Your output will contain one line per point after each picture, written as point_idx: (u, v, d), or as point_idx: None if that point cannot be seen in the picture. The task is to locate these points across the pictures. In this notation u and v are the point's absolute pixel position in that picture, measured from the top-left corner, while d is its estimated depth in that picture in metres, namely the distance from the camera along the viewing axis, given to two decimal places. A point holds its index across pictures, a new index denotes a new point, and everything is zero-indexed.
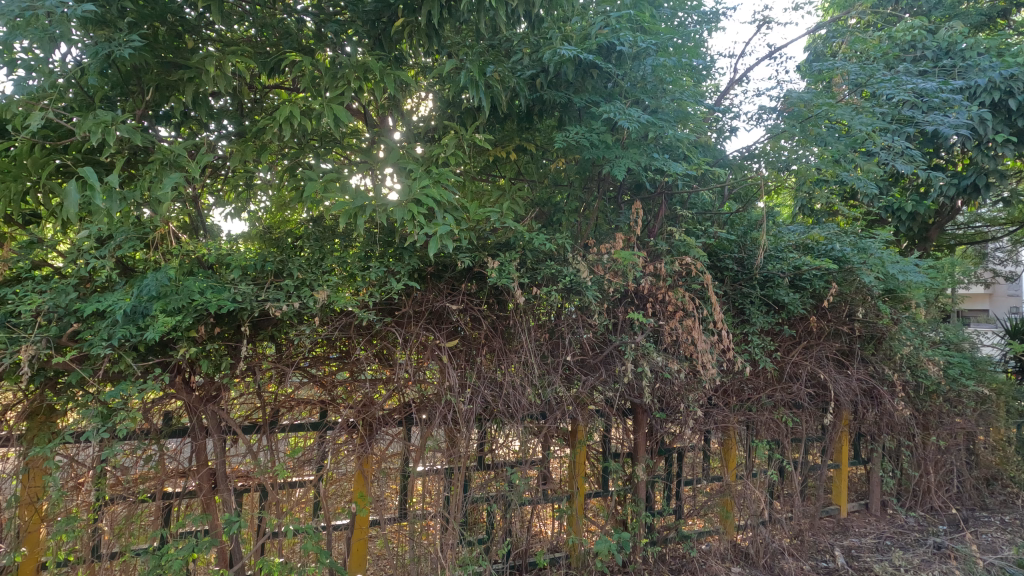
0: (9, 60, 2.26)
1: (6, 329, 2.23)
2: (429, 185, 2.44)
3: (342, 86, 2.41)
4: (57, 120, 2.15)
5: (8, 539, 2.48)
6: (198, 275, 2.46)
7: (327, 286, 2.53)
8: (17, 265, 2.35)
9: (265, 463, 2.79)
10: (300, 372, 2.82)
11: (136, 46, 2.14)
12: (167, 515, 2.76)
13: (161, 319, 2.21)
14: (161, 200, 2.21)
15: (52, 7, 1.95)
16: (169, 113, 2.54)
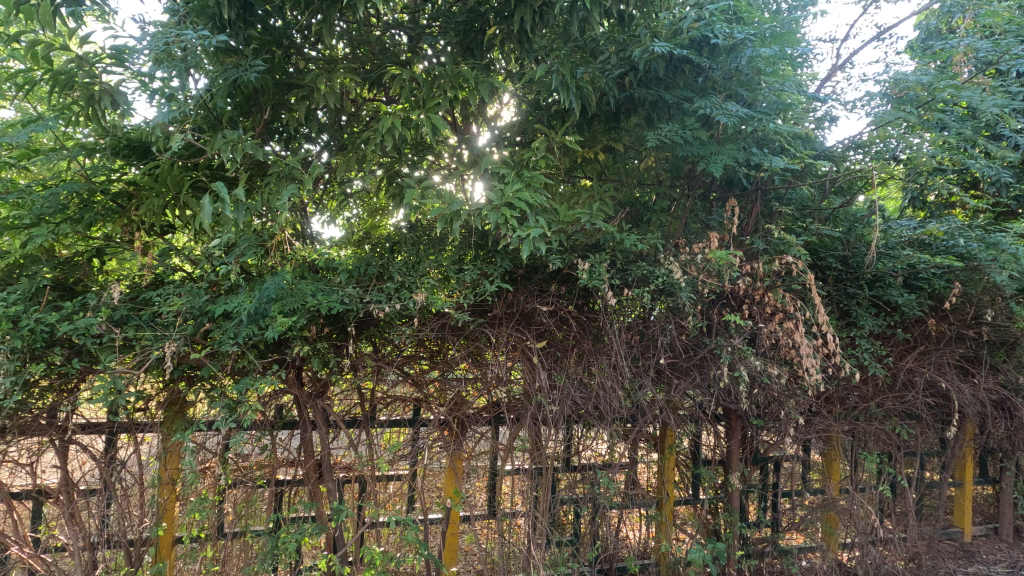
0: (152, 89, 2.55)
1: (152, 328, 2.54)
2: (520, 189, 2.47)
3: (438, 96, 2.52)
4: (193, 141, 2.41)
5: (152, 514, 2.79)
6: (309, 279, 2.65)
7: (424, 287, 2.63)
8: (159, 270, 2.67)
9: (367, 456, 2.94)
10: (395, 370, 2.96)
11: (260, 69, 2.37)
12: (278, 502, 2.96)
13: (280, 320, 2.40)
14: (279, 210, 2.41)
15: (190, 40, 2.18)
16: (280, 129, 2.73)
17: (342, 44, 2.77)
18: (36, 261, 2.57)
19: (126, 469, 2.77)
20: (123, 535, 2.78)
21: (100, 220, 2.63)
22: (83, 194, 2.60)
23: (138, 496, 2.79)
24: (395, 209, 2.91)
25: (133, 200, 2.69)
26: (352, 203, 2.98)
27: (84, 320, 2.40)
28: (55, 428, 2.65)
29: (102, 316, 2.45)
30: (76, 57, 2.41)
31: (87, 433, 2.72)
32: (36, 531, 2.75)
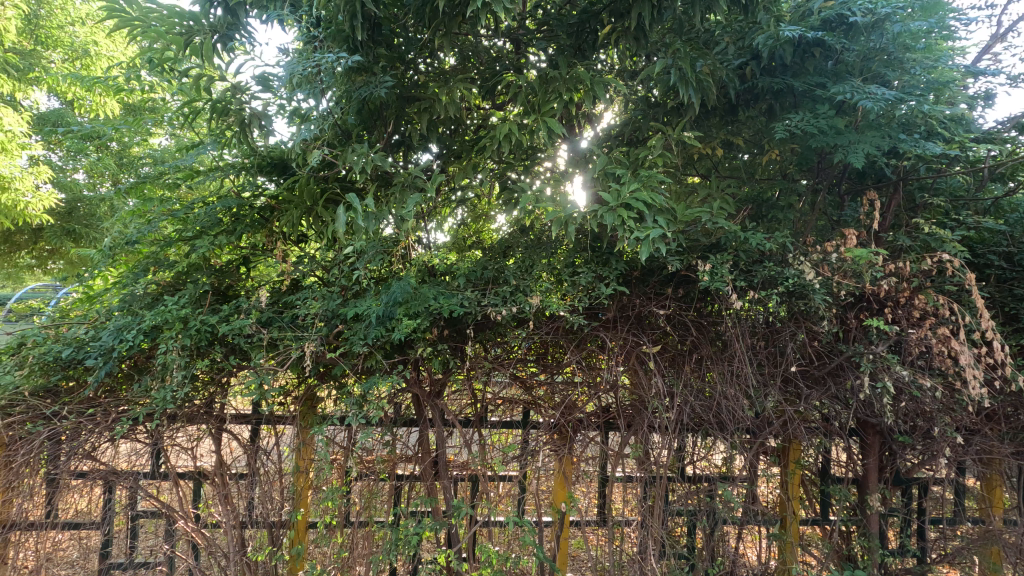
0: (291, 110, 2.78)
1: (293, 329, 2.77)
2: (638, 189, 2.41)
3: (553, 99, 2.52)
4: (328, 156, 2.61)
5: (290, 499, 3.06)
6: (431, 283, 2.77)
7: (539, 291, 2.66)
8: (298, 276, 2.93)
9: (480, 455, 3.02)
10: (503, 371, 2.98)
11: (388, 85, 2.51)
12: (397, 497, 3.10)
13: (405, 322, 2.53)
14: (406, 217, 2.54)
15: (329, 61, 2.35)
16: (400, 140, 2.87)
17: (447, 58, 2.80)
18: (197, 269, 2.90)
19: (269, 456, 3.05)
20: (267, 517, 3.05)
21: (249, 232, 2.93)
22: (235, 209, 2.91)
23: (277, 483, 3.05)
24: (499, 213, 3.00)
25: (275, 214, 2.97)
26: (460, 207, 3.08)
27: (238, 321, 2.68)
28: (213, 418, 2.96)
29: (252, 317, 2.72)
30: (231, 87, 2.73)
31: (237, 423, 3.02)
32: (197, 507, 3.07)
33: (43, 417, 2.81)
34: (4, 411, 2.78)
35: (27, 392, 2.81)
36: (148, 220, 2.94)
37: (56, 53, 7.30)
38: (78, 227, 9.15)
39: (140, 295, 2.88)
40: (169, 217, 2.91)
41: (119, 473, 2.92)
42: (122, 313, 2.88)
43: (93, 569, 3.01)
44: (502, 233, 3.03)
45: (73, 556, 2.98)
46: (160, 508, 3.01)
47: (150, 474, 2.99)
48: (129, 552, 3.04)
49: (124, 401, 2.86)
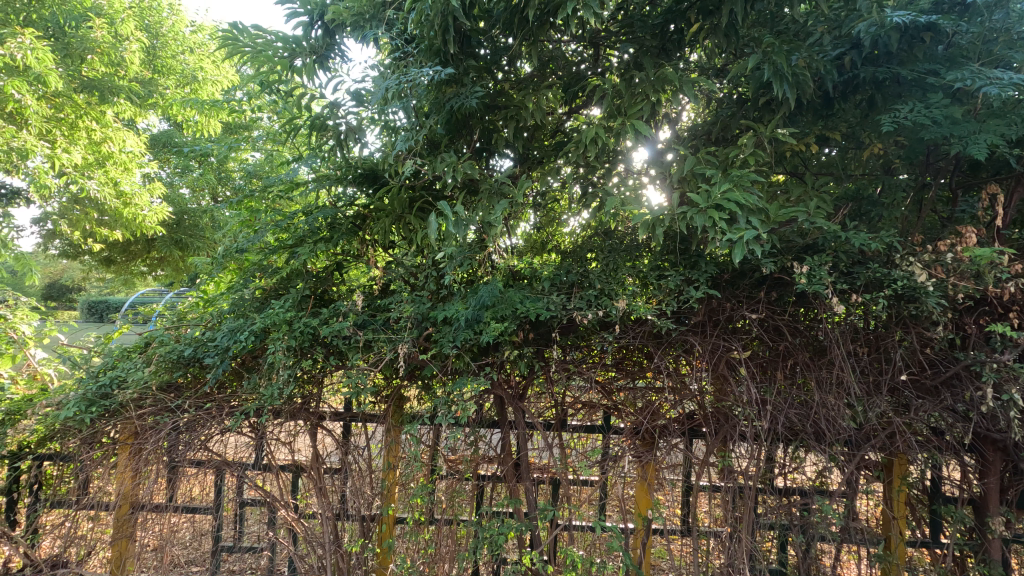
0: (383, 123, 2.92)
1: (387, 331, 2.91)
2: (730, 189, 2.33)
3: (641, 101, 2.51)
4: (419, 166, 2.72)
5: (380, 495, 3.17)
6: (517, 287, 2.83)
7: (625, 294, 2.65)
8: (390, 281, 3.07)
9: (561, 459, 3.00)
10: (580, 377, 2.95)
11: (478, 95, 2.58)
12: (479, 497, 3.14)
13: (494, 325, 2.59)
14: (494, 223, 2.61)
15: (422, 75, 2.45)
16: (485, 148, 2.94)
17: (524, 65, 2.82)
18: (298, 275, 3.10)
19: (359, 453, 3.20)
20: (360, 510, 3.17)
21: (344, 239, 3.09)
22: (332, 219, 3.07)
23: (368, 477, 3.18)
24: (570, 216, 3.10)
25: (367, 222, 3.11)
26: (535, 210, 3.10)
27: (338, 323, 2.84)
28: (312, 414, 3.15)
29: (350, 320, 2.88)
30: (332, 104, 2.96)
31: (333, 420, 3.20)
32: (296, 498, 3.26)
33: (167, 410, 3.11)
34: (136, 403, 3.11)
35: (154, 387, 3.11)
36: (255, 230, 3.17)
37: (169, 81, 8.07)
38: (184, 237, 10.02)
39: (249, 299, 3.13)
40: (273, 227, 3.13)
41: (229, 463, 3.13)
42: (234, 316, 3.13)
43: (206, 550, 3.31)
44: (573, 235, 3.14)
45: (187, 537, 3.23)
46: (264, 497, 3.21)
47: (254, 465, 3.17)
48: (236, 535, 3.33)
49: (236, 397, 3.12)
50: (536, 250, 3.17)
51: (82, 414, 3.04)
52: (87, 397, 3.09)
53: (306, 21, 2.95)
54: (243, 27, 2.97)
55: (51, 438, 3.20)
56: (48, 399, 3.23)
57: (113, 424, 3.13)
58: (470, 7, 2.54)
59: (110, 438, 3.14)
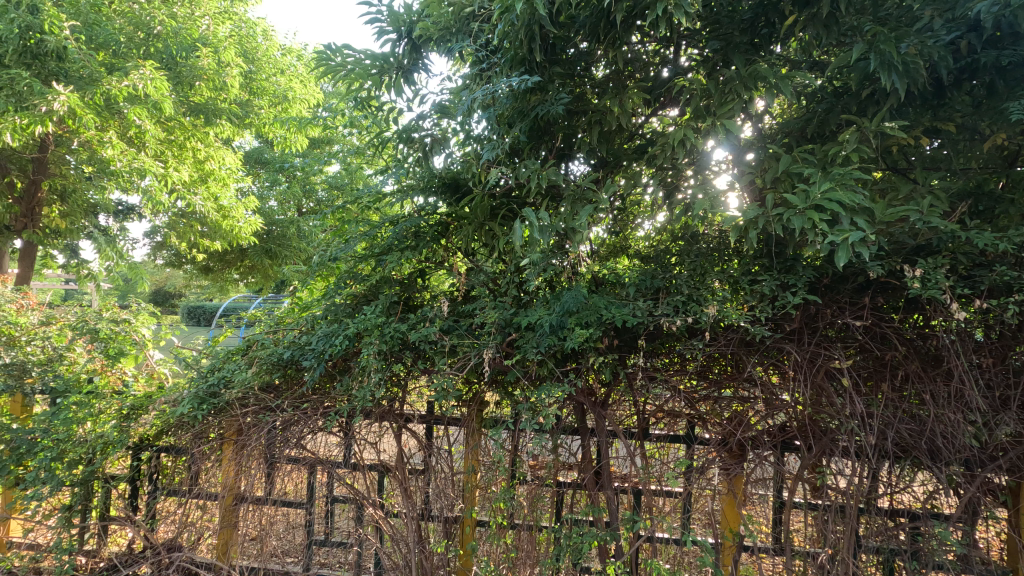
0: (468, 133, 3.00)
1: (472, 337, 2.96)
2: (832, 188, 2.19)
3: (732, 100, 2.42)
4: (504, 174, 2.76)
5: (462, 497, 3.21)
6: (601, 293, 2.81)
7: (715, 300, 2.56)
8: (473, 287, 3.13)
9: (643, 468, 2.90)
10: (664, 385, 2.86)
11: (563, 102, 2.59)
12: (559, 504, 3.10)
13: (579, 331, 2.58)
14: (579, 228, 2.60)
15: (508, 85, 2.48)
16: (566, 155, 2.95)
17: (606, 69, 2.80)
18: (386, 281, 3.23)
19: (441, 456, 3.21)
20: (443, 511, 3.21)
21: (430, 247, 3.19)
22: (417, 228, 3.17)
23: (450, 480, 3.20)
24: (644, 220, 3.09)
25: (450, 229, 3.20)
26: (612, 215, 3.08)
27: (425, 329, 2.93)
28: (399, 416, 3.26)
29: (436, 325, 2.97)
30: (418, 117, 3.10)
31: (418, 421, 3.30)
32: (382, 496, 3.33)
33: (268, 409, 3.32)
34: (241, 403, 3.34)
35: (256, 387, 3.34)
36: (347, 239, 3.33)
37: (263, 101, 8.67)
38: (273, 246, 10.67)
39: (341, 305, 3.30)
40: (363, 237, 3.27)
41: (322, 461, 3.29)
42: (328, 321, 3.30)
43: (299, 543, 3.44)
44: (647, 239, 3.12)
45: (281, 530, 3.39)
46: (353, 494, 3.32)
47: (343, 463, 3.31)
48: (328, 531, 3.46)
49: (329, 398, 3.29)
50: (614, 255, 3.14)
51: (195, 411, 3.31)
52: (198, 395, 3.36)
53: (394, 38, 3.09)
54: (336, 47, 3.17)
55: (167, 432, 3.51)
56: (166, 396, 3.54)
57: (220, 421, 3.38)
58: (555, 14, 2.55)
59: (216, 434, 3.40)
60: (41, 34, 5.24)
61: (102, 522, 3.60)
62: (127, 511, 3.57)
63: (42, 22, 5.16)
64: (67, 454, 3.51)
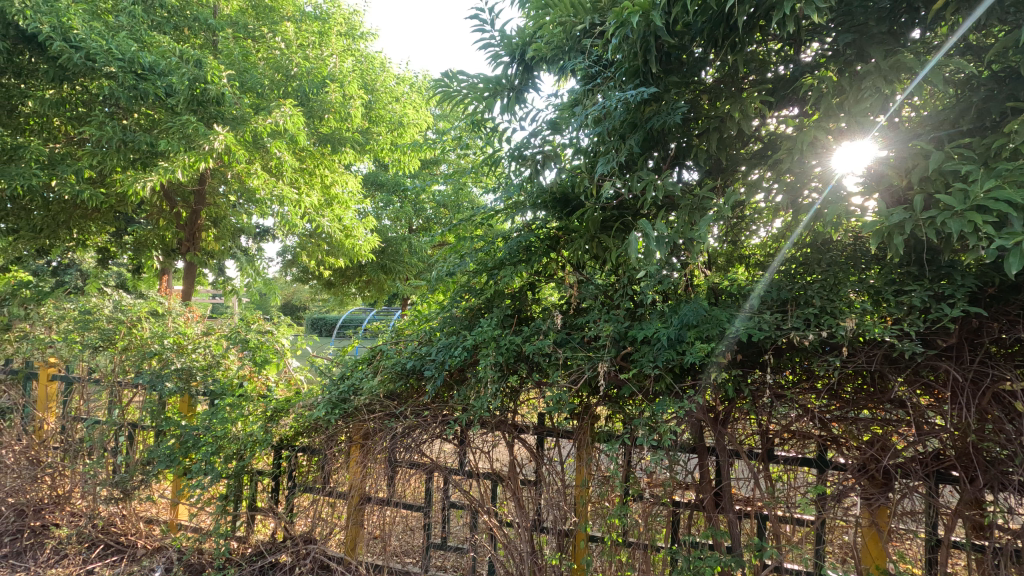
0: (581, 147, 3.04)
1: (587, 350, 2.96)
2: (998, 186, 1.95)
3: (870, 97, 2.25)
4: (618, 186, 2.76)
5: (574, 511, 3.17)
6: (722, 306, 2.69)
7: (854, 313, 2.37)
8: (584, 300, 3.13)
9: (768, 491, 2.76)
10: (791, 405, 2.65)
11: (680, 111, 2.55)
12: (675, 523, 3.00)
13: (699, 345, 2.50)
14: (698, 239, 2.53)
15: (623, 98, 2.48)
16: (680, 163, 2.88)
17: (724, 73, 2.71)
18: (499, 295, 3.33)
19: (553, 467, 3.25)
20: (556, 524, 3.21)
21: (542, 260, 3.25)
22: (528, 243, 3.22)
23: (562, 492, 3.20)
24: (760, 226, 2.94)
25: (561, 243, 3.23)
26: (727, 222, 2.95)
27: (540, 341, 2.98)
28: (509, 426, 3.29)
29: (551, 338, 3.00)
30: (530, 134, 3.20)
31: (528, 431, 3.30)
32: (496, 505, 3.42)
33: (392, 415, 3.51)
34: (368, 409, 3.58)
35: (381, 395, 3.54)
36: (462, 255, 3.49)
37: (381, 128, 9.38)
38: (388, 261, 11.47)
39: (458, 317, 3.45)
40: (478, 252, 3.40)
41: (439, 468, 3.44)
42: (446, 333, 3.46)
43: (418, 544, 3.63)
44: (762, 247, 2.99)
45: (401, 531, 3.59)
46: (468, 501, 3.43)
47: (458, 470, 3.44)
48: (444, 535, 3.60)
49: (447, 406, 3.38)
50: (731, 265, 3.03)
51: (329, 415, 3.59)
52: (331, 399, 3.62)
53: (506, 61, 3.22)
54: (452, 73, 3.34)
55: (304, 434, 3.86)
56: (303, 400, 3.90)
57: (349, 425, 3.64)
58: (672, 23, 2.53)
59: (346, 437, 3.67)
60: (205, 84, 6.10)
61: (251, 511, 4.04)
62: (271, 503, 3.96)
63: (206, 74, 6.01)
64: (224, 449, 3.96)
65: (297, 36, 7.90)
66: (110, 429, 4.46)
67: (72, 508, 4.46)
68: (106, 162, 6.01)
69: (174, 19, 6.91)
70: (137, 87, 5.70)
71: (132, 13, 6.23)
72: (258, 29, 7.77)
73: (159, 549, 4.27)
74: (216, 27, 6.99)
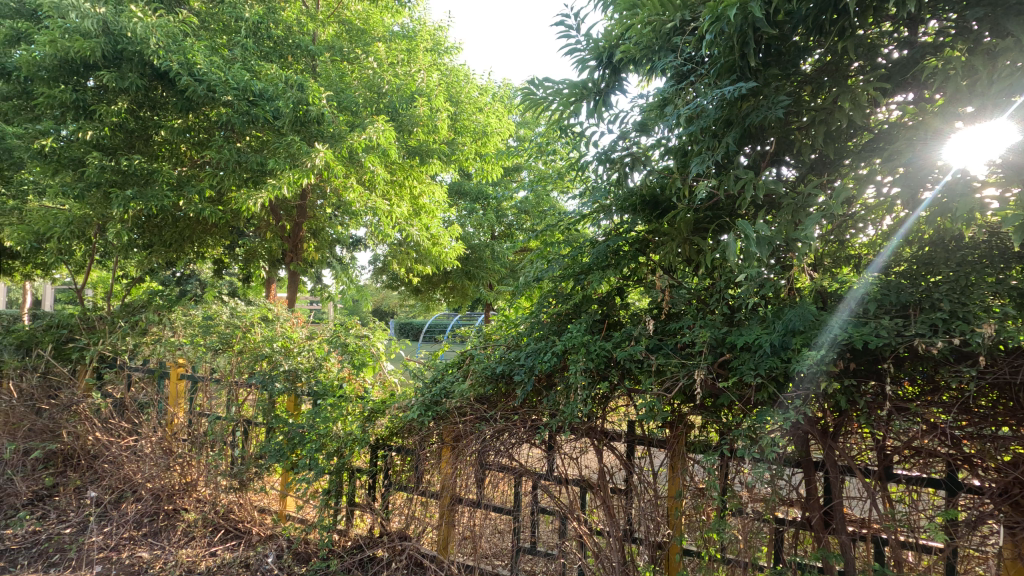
0: (672, 148, 2.96)
1: (682, 357, 2.86)
2: None
3: (1009, 78, 2.02)
4: (713, 186, 2.65)
5: (667, 523, 3.09)
6: (832, 310, 2.51)
7: (991, 317, 2.13)
8: (675, 305, 3.03)
9: (884, 514, 2.56)
10: (913, 419, 2.41)
11: (782, 104, 2.42)
12: (779, 543, 2.79)
13: (807, 352, 2.33)
14: (805, 239, 2.37)
15: (720, 93, 2.39)
16: (780, 160, 2.72)
17: (829, 62, 2.54)
18: (587, 300, 3.29)
19: (645, 476, 3.16)
20: (649, 535, 3.12)
21: (631, 265, 3.18)
22: (617, 247, 3.17)
23: (653, 503, 3.11)
24: (869, 224, 2.70)
25: (650, 246, 3.15)
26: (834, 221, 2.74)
27: (631, 347, 2.92)
28: (597, 432, 3.22)
29: (642, 344, 2.93)
30: (618, 137, 3.16)
31: (618, 439, 3.23)
32: (584, 513, 3.35)
33: (482, 418, 3.57)
34: (459, 413, 3.66)
35: (472, 398, 3.59)
36: (548, 261, 3.49)
37: (466, 138, 9.67)
38: (473, 268, 11.84)
39: (546, 323, 3.46)
40: (565, 258, 3.39)
41: (527, 472, 3.44)
42: (535, 338, 3.47)
43: (507, 547, 3.66)
44: (872, 247, 2.76)
45: (491, 533, 3.66)
46: (557, 506, 3.38)
47: (547, 475, 3.42)
48: (533, 540, 3.60)
49: (536, 411, 3.39)
50: (839, 266, 2.82)
51: (423, 416, 3.71)
52: (425, 402, 3.74)
53: (592, 65, 3.21)
54: (538, 81, 3.37)
55: (398, 434, 4.03)
56: (398, 402, 4.08)
57: (440, 427, 3.74)
58: (772, 13, 2.41)
59: (437, 438, 3.78)
60: (307, 106, 6.59)
61: (351, 506, 4.28)
62: (368, 500, 4.17)
63: (307, 96, 6.50)
64: (327, 446, 4.22)
65: (388, 56, 8.36)
66: (229, 424, 4.89)
67: (197, 495, 4.91)
68: (224, 181, 6.64)
69: (280, 48, 7.54)
70: (250, 112, 6.27)
71: (245, 46, 6.86)
72: (352, 52, 8.28)
73: (271, 537, 4.63)
74: (316, 52, 7.54)
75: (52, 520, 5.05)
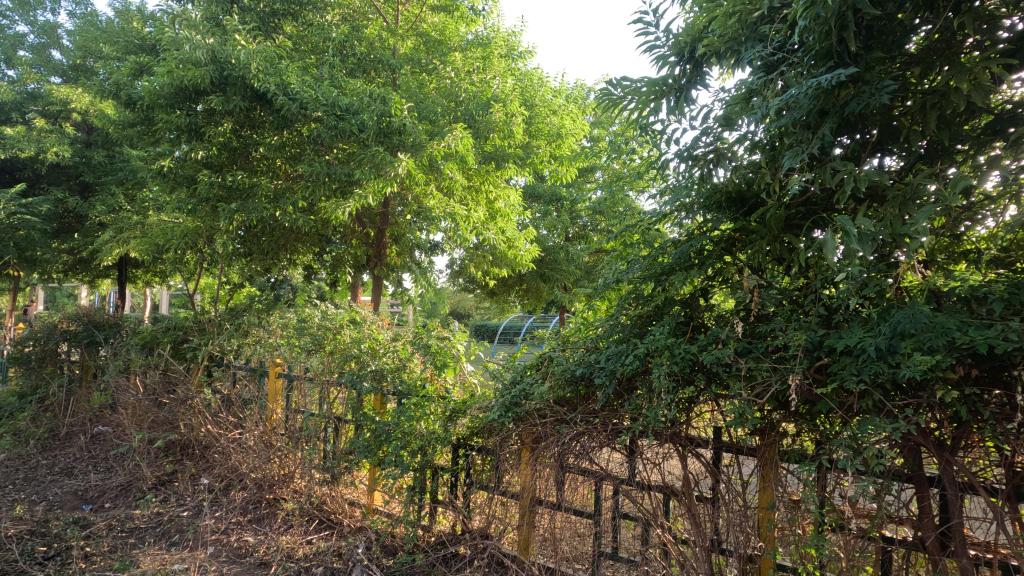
0: (760, 143, 2.83)
1: (774, 361, 2.71)
2: None
3: None
4: (808, 180, 2.50)
5: (758, 535, 2.96)
6: (948, 311, 2.30)
7: None
8: (765, 306, 2.88)
9: (1013, 538, 2.30)
10: None
11: (888, 89, 2.24)
12: (885, 563, 2.59)
13: (919, 358, 2.14)
14: (916, 234, 2.18)
15: (816, 81, 2.25)
16: (884, 149, 2.53)
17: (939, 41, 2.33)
18: (669, 302, 3.20)
19: (733, 484, 3.04)
20: (738, 547, 3.00)
21: (716, 265, 3.05)
22: (701, 247, 3.06)
23: (743, 514, 3.00)
24: (990, 216, 2.45)
25: (737, 245, 3.01)
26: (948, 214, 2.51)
27: (719, 350, 2.80)
28: (680, 439, 3.11)
29: (731, 347, 2.81)
30: (700, 133, 3.05)
31: (703, 445, 3.10)
32: (668, 520, 3.26)
33: (562, 421, 3.55)
34: (538, 414, 3.66)
35: (551, 401, 3.59)
36: (628, 262, 3.43)
37: (541, 141, 9.73)
38: (548, 270, 11.85)
39: (626, 325, 3.39)
40: (645, 259, 3.31)
41: (608, 476, 3.37)
42: (615, 341, 3.42)
43: (588, 552, 3.60)
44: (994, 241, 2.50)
45: (570, 536, 3.63)
46: (640, 512, 3.30)
47: (628, 480, 3.33)
48: (614, 544, 3.56)
49: (617, 415, 3.33)
50: (953, 263, 2.58)
51: (503, 417, 3.75)
52: (505, 403, 3.79)
53: (672, 61, 3.12)
54: (615, 81, 3.33)
55: (479, 434, 4.11)
56: (478, 403, 4.15)
57: (520, 428, 3.77)
58: None
59: (517, 440, 3.80)
60: (390, 117, 6.89)
61: (434, 503, 4.43)
62: (450, 497, 4.29)
63: (390, 109, 6.83)
64: (412, 444, 4.38)
65: (464, 64, 8.58)
66: (322, 420, 5.20)
67: (294, 485, 5.25)
68: (315, 192, 7.07)
69: (363, 64, 7.92)
70: (337, 126, 6.64)
71: (332, 64, 7.28)
72: (430, 63, 8.55)
73: (360, 528, 4.86)
74: (397, 66, 7.87)
75: (171, 503, 5.58)
